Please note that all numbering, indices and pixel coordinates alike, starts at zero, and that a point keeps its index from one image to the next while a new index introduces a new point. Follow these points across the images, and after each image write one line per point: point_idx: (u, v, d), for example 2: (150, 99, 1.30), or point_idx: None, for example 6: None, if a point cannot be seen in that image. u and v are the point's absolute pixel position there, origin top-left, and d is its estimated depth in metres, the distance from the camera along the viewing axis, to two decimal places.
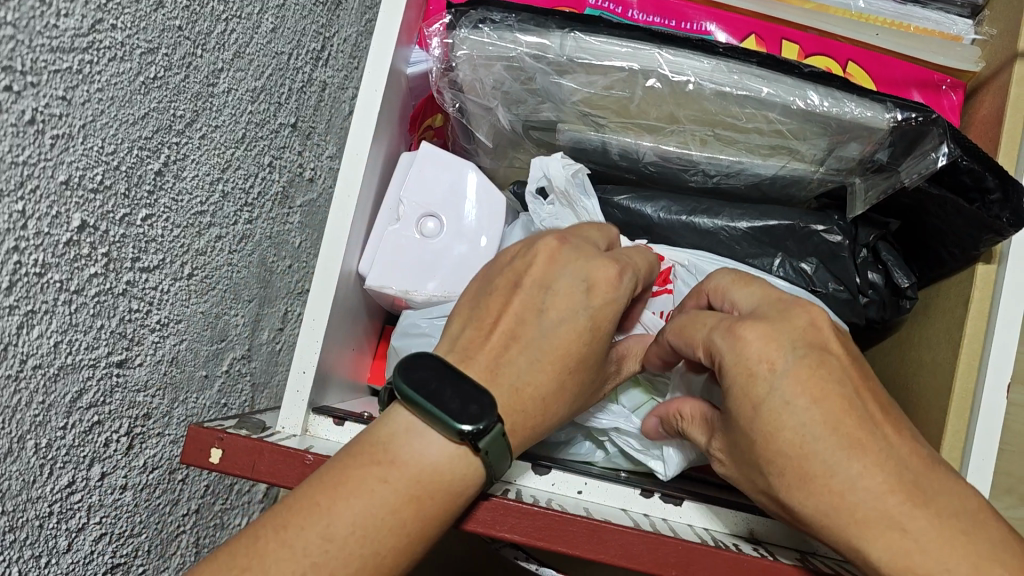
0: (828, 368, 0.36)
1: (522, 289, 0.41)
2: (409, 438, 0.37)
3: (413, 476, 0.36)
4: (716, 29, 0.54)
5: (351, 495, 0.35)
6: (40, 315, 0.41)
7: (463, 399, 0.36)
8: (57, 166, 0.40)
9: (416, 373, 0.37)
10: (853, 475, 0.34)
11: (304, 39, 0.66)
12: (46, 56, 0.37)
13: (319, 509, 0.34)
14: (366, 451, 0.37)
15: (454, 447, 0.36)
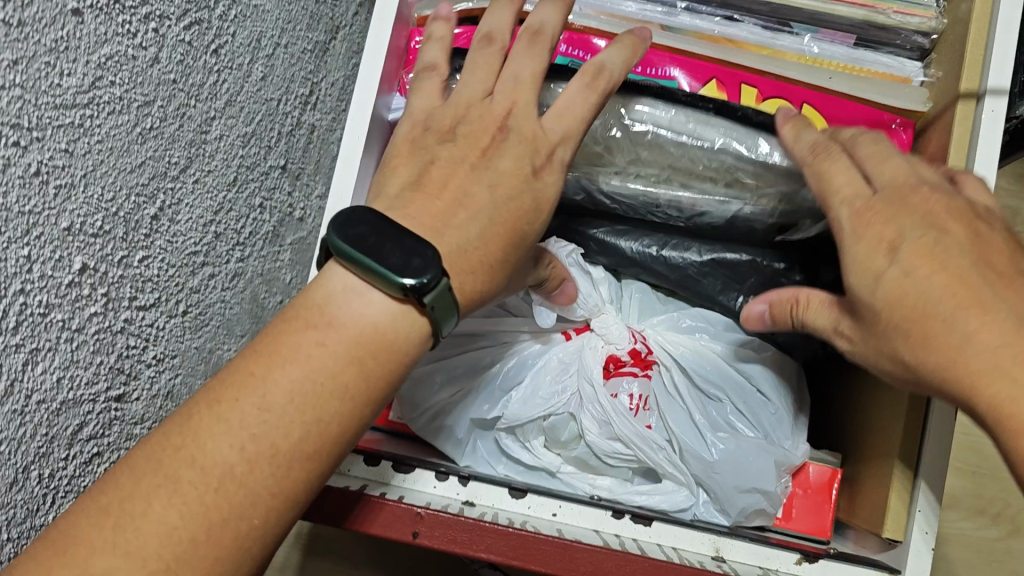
0: (947, 244, 0.39)
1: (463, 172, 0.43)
2: (347, 297, 0.39)
3: (353, 328, 0.38)
4: (677, 75, 0.57)
5: (297, 365, 0.37)
6: (44, 352, 0.44)
7: (403, 254, 0.38)
8: (61, 214, 0.43)
9: (351, 230, 0.39)
10: (968, 331, 0.37)
11: (292, 86, 0.69)
12: (51, 112, 0.40)
13: (255, 378, 0.37)
14: (298, 313, 0.39)
15: (398, 307, 0.39)
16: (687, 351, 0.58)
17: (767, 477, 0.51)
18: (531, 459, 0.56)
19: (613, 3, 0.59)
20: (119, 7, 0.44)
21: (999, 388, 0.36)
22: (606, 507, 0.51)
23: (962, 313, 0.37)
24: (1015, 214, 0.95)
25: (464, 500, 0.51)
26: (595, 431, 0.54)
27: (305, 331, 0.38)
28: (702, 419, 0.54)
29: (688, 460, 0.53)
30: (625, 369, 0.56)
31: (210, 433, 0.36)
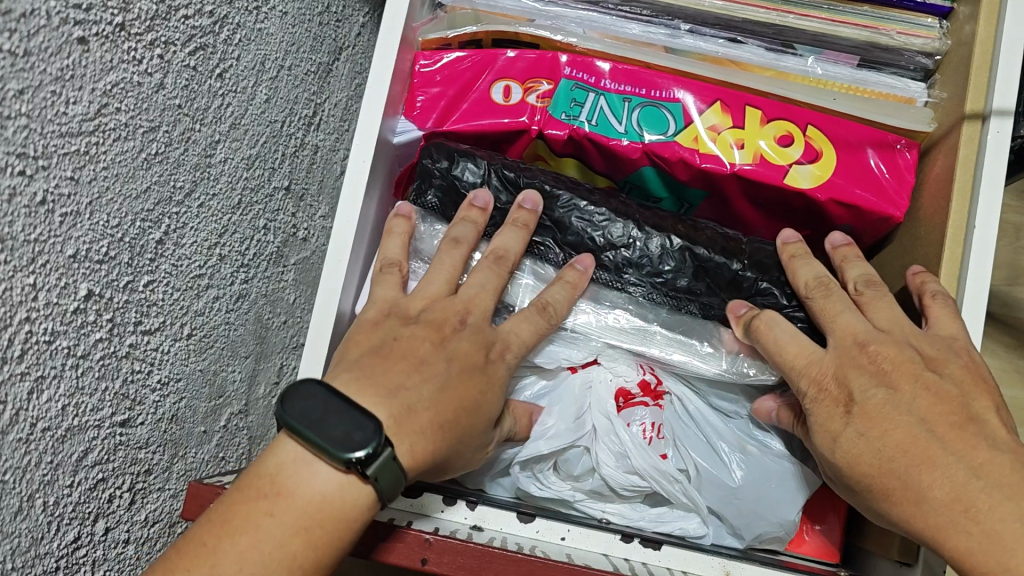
0: (897, 403, 0.43)
1: (409, 357, 0.46)
2: (297, 468, 0.41)
3: (302, 506, 0.40)
4: (682, 97, 0.57)
5: (246, 537, 0.39)
6: (49, 379, 0.44)
7: (346, 428, 0.40)
8: (67, 241, 0.43)
9: (296, 406, 0.41)
10: (924, 488, 0.41)
11: (296, 107, 0.69)
12: (57, 141, 0.40)
13: (206, 548, 0.39)
14: (251, 503, 0.41)
15: (344, 476, 0.41)
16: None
17: (783, 505, 0.51)
18: (540, 490, 0.53)
19: (618, 25, 0.59)
20: (125, 34, 0.44)
21: (956, 537, 0.39)
22: (615, 531, 0.51)
23: (919, 473, 0.41)
24: (1020, 228, 0.95)
25: (472, 524, 0.51)
26: (612, 464, 0.51)
27: (263, 517, 0.40)
28: (722, 445, 0.52)
29: (707, 487, 0.52)
30: (636, 401, 0.53)
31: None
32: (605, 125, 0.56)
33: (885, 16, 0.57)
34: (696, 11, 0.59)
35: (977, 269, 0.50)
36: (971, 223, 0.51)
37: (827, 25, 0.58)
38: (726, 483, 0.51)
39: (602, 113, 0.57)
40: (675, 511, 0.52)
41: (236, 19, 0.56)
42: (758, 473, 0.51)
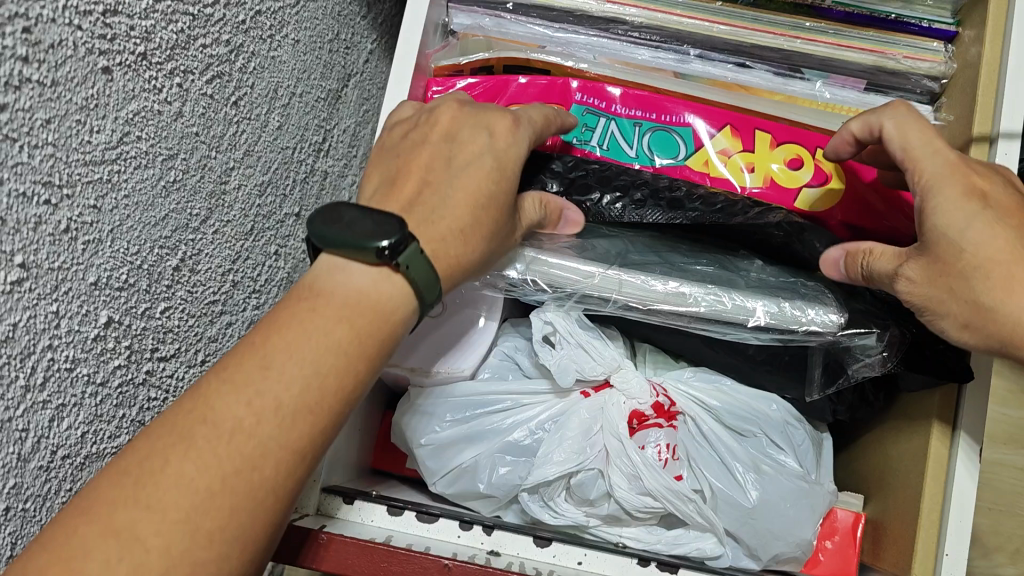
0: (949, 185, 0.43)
1: (429, 146, 0.48)
2: (331, 273, 0.42)
3: (339, 296, 0.41)
4: (692, 121, 0.57)
5: (292, 340, 0.40)
6: (70, 407, 0.44)
7: (372, 223, 0.41)
8: (88, 268, 0.43)
9: (326, 216, 0.42)
10: (969, 238, 0.42)
11: (307, 134, 0.70)
12: (81, 169, 0.41)
13: (256, 349, 0.39)
14: (295, 314, 0.41)
15: (376, 270, 0.42)
16: (713, 394, 0.54)
17: (800, 525, 0.50)
18: (554, 518, 0.52)
19: (628, 51, 0.60)
20: (146, 63, 0.45)
21: (969, 230, 0.42)
22: (631, 554, 0.50)
23: (976, 223, 0.42)
24: None
25: (489, 549, 0.50)
26: (625, 486, 0.50)
27: (314, 310, 0.41)
28: (736, 464, 0.52)
29: (722, 507, 0.51)
30: (649, 423, 0.52)
31: (217, 396, 0.38)
32: (616, 150, 0.58)
33: (890, 40, 0.58)
34: (706, 36, 0.59)
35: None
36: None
37: (834, 50, 0.59)
38: (740, 503, 0.50)
39: (613, 138, 0.58)
40: (690, 532, 0.52)
41: (250, 47, 0.57)
42: (773, 495, 0.51)
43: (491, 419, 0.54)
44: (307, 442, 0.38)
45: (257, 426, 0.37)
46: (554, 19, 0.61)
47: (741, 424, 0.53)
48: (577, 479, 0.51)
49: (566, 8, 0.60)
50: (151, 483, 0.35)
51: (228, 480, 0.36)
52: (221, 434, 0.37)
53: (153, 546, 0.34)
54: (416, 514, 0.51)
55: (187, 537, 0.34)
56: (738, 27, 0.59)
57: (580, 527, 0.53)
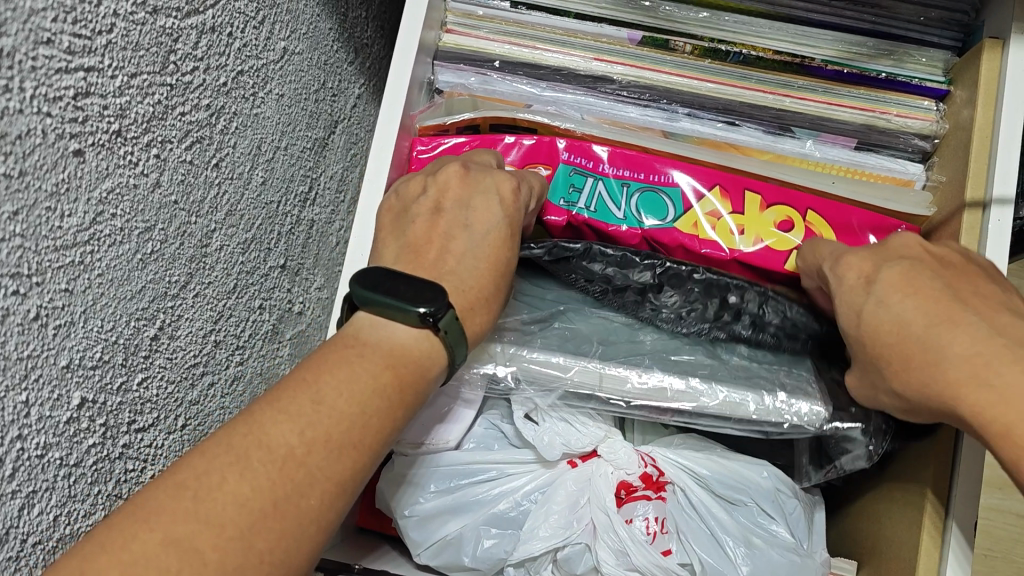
0: (918, 275, 0.44)
1: (444, 211, 0.48)
2: (374, 325, 0.43)
3: (380, 348, 0.42)
4: (680, 182, 0.56)
5: (337, 382, 0.40)
6: (41, 493, 0.43)
7: (416, 288, 0.43)
8: (60, 352, 0.42)
9: (369, 279, 0.43)
10: (946, 347, 0.41)
11: (292, 185, 0.69)
12: (51, 255, 0.40)
13: (307, 384, 0.40)
14: (341, 356, 0.42)
15: (418, 331, 0.43)
16: (701, 460, 0.52)
17: None
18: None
19: (616, 110, 0.59)
20: (121, 140, 0.44)
21: (975, 391, 0.39)
22: None
23: (942, 336, 0.41)
24: None
25: None
26: (613, 562, 0.49)
27: (360, 357, 0.42)
28: (726, 537, 0.50)
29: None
30: (638, 494, 0.51)
31: (270, 424, 0.38)
32: (603, 211, 0.56)
33: (881, 99, 0.57)
34: (693, 95, 0.59)
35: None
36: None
37: (826, 108, 0.58)
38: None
39: (600, 199, 0.56)
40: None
41: (232, 107, 0.56)
42: (764, 570, 0.49)
43: (474, 491, 0.53)
44: (354, 473, 0.39)
45: (307, 455, 0.38)
46: (542, 77, 0.60)
47: (732, 495, 0.52)
48: (565, 551, 0.50)
49: (554, 65, 0.59)
50: (207, 499, 0.35)
51: (279, 505, 0.36)
52: (274, 460, 0.37)
53: (210, 560, 0.33)
54: None
55: (242, 555, 0.34)
56: (727, 85, 0.58)
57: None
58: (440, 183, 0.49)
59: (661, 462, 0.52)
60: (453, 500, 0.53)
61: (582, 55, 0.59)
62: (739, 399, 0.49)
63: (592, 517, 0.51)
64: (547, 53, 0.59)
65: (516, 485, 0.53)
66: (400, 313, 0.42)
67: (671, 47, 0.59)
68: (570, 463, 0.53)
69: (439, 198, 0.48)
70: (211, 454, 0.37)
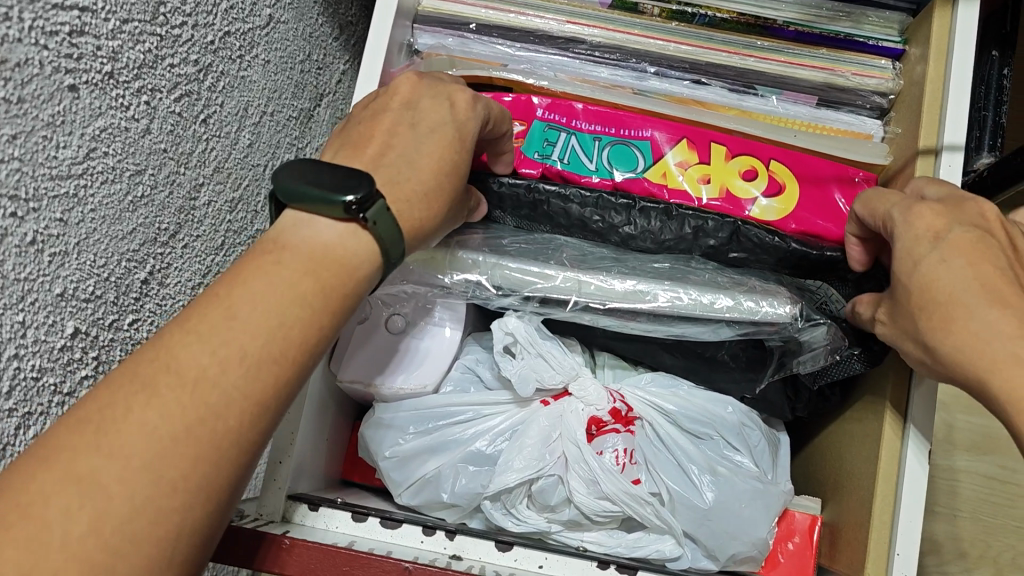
0: (985, 243, 0.42)
1: (389, 113, 0.46)
2: (297, 226, 0.40)
3: (302, 246, 0.39)
4: (648, 135, 0.58)
5: (255, 279, 0.37)
6: (36, 416, 0.45)
7: (341, 177, 0.39)
8: (54, 280, 0.44)
9: (294, 167, 0.40)
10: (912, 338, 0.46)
11: (279, 151, 0.71)
12: (47, 183, 0.42)
13: (220, 300, 0.36)
14: (249, 267, 0.38)
15: (344, 226, 0.40)
16: (669, 398, 0.56)
17: (756, 524, 0.51)
18: (517, 525, 0.53)
19: (587, 70, 0.62)
20: (113, 82, 0.46)
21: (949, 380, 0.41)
22: (591, 558, 0.51)
23: (989, 308, 0.39)
24: None
25: (452, 554, 0.50)
26: (584, 491, 0.51)
27: (279, 262, 0.38)
28: (692, 466, 0.53)
29: (679, 508, 0.52)
30: (607, 429, 0.54)
31: (181, 345, 0.34)
32: (576, 162, 0.58)
33: (840, 59, 0.60)
34: (662, 55, 0.62)
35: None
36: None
37: (787, 68, 0.61)
38: (697, 503, 0.51)
39: (573, 152, 0.58)
40: (650, 535, 0.53)
41: (220, 67, 0.58)
42: (729, 499, 0.51)
43: (451, 430, 0.54)
44: (273, 391, 0.35)
45: (219, 376, 0.34)
46: (516, 39, 0.63)
47: (696, 429, 0.55)
48: (539, 483, 0.52)
49: (529, 28, 0.62)
50: (108, 432, 0.31)
51: (188, 433, 0.32)
52: (184, 383, 0.33)
53: (116, 493, 0.30)
54: (380, 520, 0.52)
55: (151, 486, 0.31)
56: (693, 45, 0.61)
57: (543, 532, 0.54)
58: (390, 93, 0.48)
59: (631, 401, 0.56)
60: (431, 439, 0.54)
61: (556, 18, 0.62)
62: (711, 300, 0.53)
63: (564, 449, 0.53)
64: (522, 17, 0.62)
65: (490, 422, 0.55)
66: (324, 207, 0.39)
67: (640, 11, 0.62)
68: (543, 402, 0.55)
69: (386, 103, 0.47)
70: (109, 393, 0.33)
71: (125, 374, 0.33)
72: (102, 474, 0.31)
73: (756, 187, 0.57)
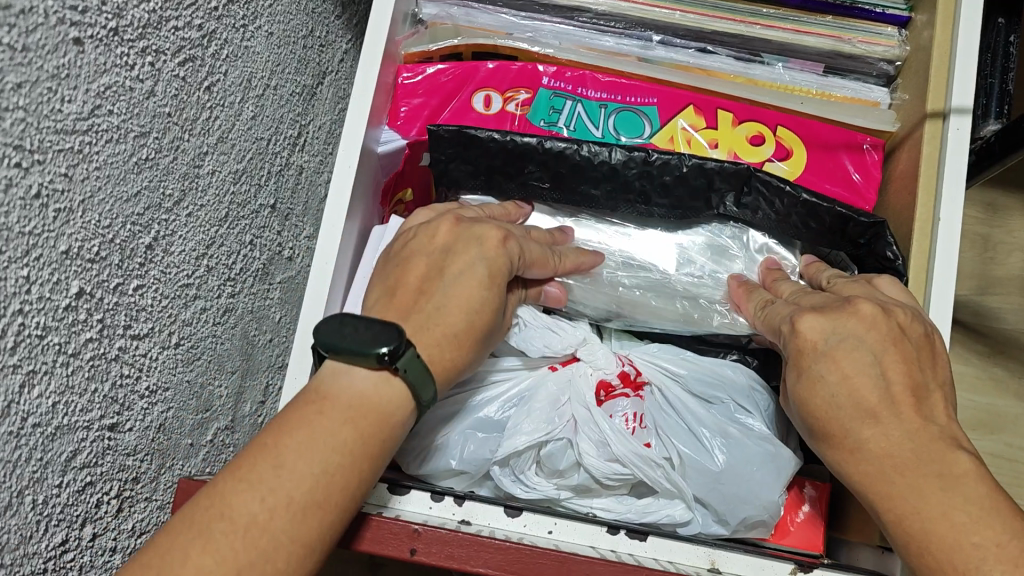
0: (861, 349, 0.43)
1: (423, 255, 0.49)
2: (337, 374, 0.43)
3: (345, 400, 0.42)
4: (654, 101, 0.58)
5: (338, 382, 0.43)
6: (41, 375, 0.44)
7: (373, 328, 0.42)
8: (59, 237, 0.44)
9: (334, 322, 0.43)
10: (863, 440, 0.42)
11: (282, 126, 0.71)
12: (52, 137, 0.42)
13: (313, 412, 0.41)
14: (304, 418, 0.41)
15: (379, 375, 0.43)
16: (679, 363, 0.56)
17: (766, 487, 0.50)
18: (526, 492, 0.52)
19: (592, 38, 0.62)
20: (117, 39, 0.46)
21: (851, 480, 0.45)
22: (601, 523, 0.50)
23: (860, 426, 0.42)
24: (986, 239, 0.96)
25: (460, 519, 0.50)
26: (594, 454, 0.51)
27: (324, 412, 0.41)
28: (703, 430, 0.52)
29: (690, 472, 0.51)
30: (616, 393, 0.54)
31: (301, 418, 0.41)
32: (582, 130, 0.58)
33: (846, 26, 0.60)
34: (667, 23, 0.61)
35: (944, 257, 0.51)
36: (936, 217, 0.52)
37: (792, 36, 0.60)
38: (707, 466, 0.51)
39: (580, 120, 0.58)
40: (660, 501, 0.52)
41: (224, 35, 0.58)
42: (741, 464, 0.51)
43: (462, 397, 0.54)
44: (365, 472, 0.41)
45: (333, 444, 0.40)
46: (520, 8, 0.63)
47: (708, 397, 0.54)
48: (550, 446, 0.51)
49: None
50: (256, 485, 0.39)
51: (330, 497, 0.40)
52: (311, 449, 0.40)
53: (262, 534, 0.38)
54: (387, 486, 0.51)
55: (292, 532, 0.38)
56: (699, 14, 0.61)
57: (551, 500, 0.53)
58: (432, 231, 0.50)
59: (642, 369, 0.55)
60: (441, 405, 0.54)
61: None
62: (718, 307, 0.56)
63: (573, 416, 0.52)
64: None
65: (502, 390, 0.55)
66: (360, 360, 0.42)
67: None
68: (552, 368, 0.55)
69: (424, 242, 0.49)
70: (255, 453, 0.40)
71: (251, 454, 0.40)
72: (258, 520, 0.38)
73: (760, 154, 0.57)
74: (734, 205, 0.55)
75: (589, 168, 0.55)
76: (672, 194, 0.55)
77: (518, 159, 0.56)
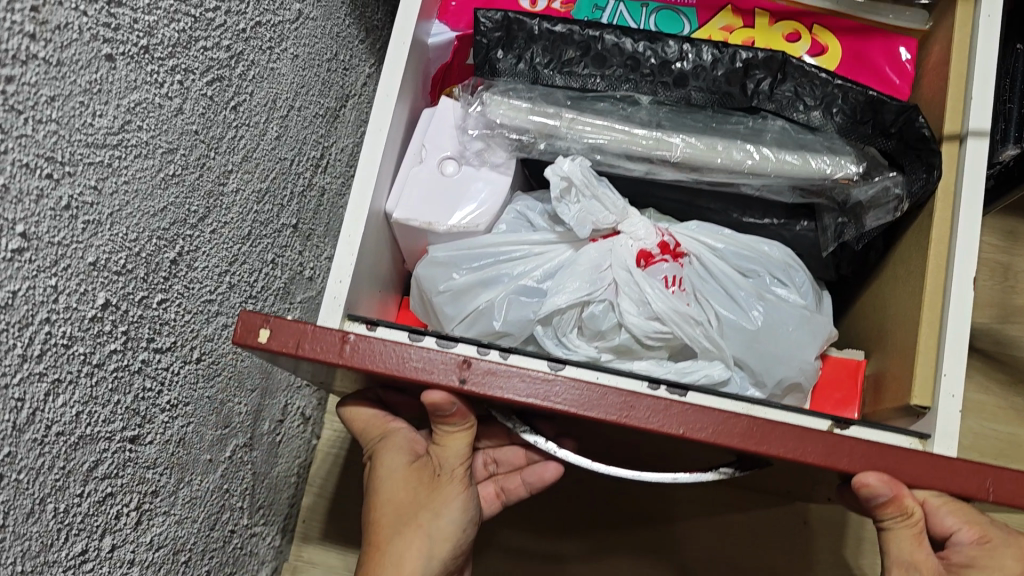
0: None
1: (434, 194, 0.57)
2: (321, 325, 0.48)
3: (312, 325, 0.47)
4: (693, 3, 0.68)
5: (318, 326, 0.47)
6: (66, 384, 0.45)
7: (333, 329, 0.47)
8: (87, 248, 0.45)
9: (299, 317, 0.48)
10: None
11: (305, 147, 0.72)
12: (83, 149, 0.43)
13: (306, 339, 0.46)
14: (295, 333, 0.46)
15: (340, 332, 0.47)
16: (717, 239, 0.66)
17: (801, 348, 0.61)
18: (566, 353, 0.62)
19: None
20: (148, 56, 0.47)
21: None
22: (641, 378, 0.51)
23: None
24: (1006, 268, 0.95)
25: None
26: (636, 313, 0.61)
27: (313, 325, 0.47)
28: (739, 295, 0.63)
29: (728, 331, 0.62)
30: (656, 260, 0.63)
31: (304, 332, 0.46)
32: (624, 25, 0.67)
33: None
34: None
35: (966, 233, 0.54)
36: (959, 195, 0.55)
37: None
38: (746, 325, 0.62)
39: (622, 17, 0.68)
40: (697, 364, 0.60)
41: (250, 56, 0.59)
42: (765, 328, 0.62)
43: (505, 266, 0.64)
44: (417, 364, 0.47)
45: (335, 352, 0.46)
46: None
47: (737, 272, 0.65)
48: (600, 307, 0.61)
49: None
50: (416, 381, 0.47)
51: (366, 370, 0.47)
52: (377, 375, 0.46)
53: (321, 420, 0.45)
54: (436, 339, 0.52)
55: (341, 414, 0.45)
56: None
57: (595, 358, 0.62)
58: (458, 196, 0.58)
59: (677, 239, 0.65)
60: (503, 275, 0.64)
61: None
62: (747, 148, 0.61)
63: (618, 279, 0.62)
64: None
65: (554, 255, 0.64)
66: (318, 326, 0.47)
67: None
68: (593, 239, 0.65)
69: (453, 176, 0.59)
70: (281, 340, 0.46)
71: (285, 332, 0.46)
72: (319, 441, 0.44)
73: (798, 47, 0.66)
74: (769, 90, 0.60)
75: (629, 49, 0.61)
76: (709, 76, 0.60)
77: (560, 46, 0.62)
